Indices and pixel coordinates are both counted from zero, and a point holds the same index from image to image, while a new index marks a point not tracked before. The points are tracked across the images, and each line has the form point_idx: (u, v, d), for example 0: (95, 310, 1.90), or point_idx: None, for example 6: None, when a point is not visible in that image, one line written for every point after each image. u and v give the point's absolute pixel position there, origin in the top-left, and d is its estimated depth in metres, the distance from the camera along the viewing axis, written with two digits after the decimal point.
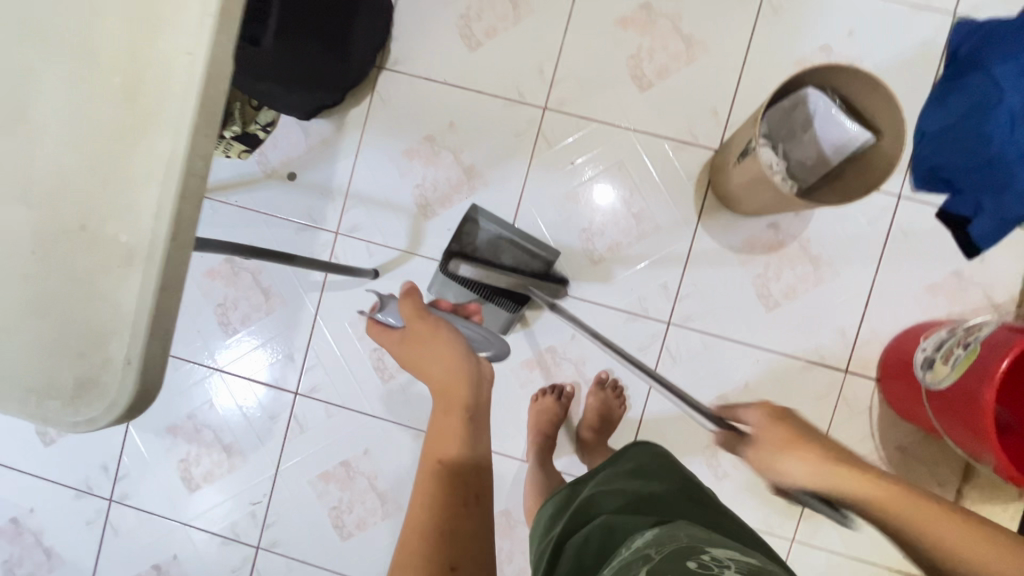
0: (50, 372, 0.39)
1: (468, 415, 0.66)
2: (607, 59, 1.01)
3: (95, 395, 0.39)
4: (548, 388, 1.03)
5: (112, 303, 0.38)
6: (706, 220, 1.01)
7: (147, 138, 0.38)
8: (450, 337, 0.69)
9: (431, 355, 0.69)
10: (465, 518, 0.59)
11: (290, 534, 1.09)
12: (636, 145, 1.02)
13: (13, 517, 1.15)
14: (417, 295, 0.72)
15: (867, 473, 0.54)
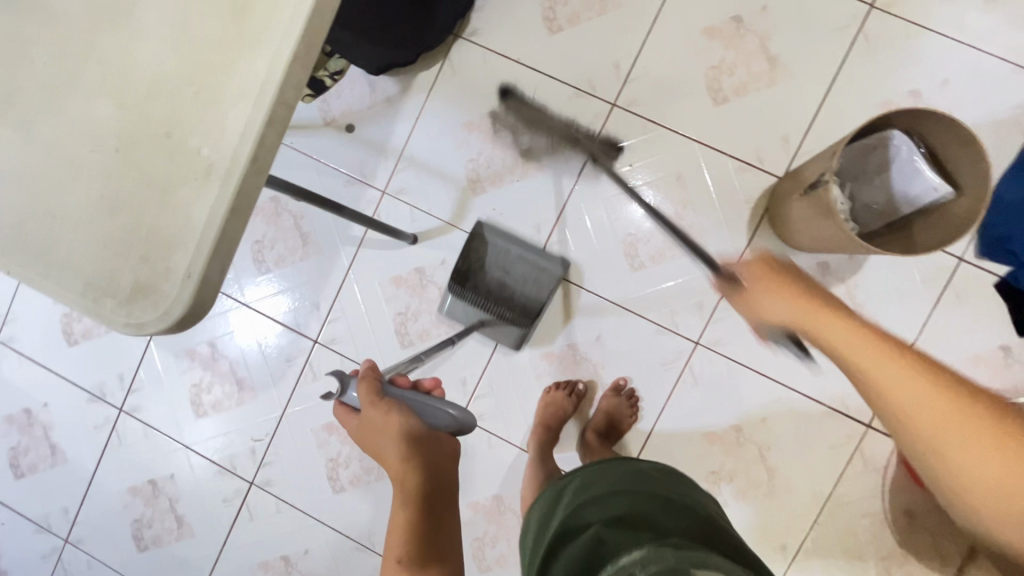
0: (110, 272, 0.40)
1: (424, 500, 0.63)
2: (686, 66, 0.99)
3: (150, 303, 0.39)
4: (562, 382, 1.03)
5: (183, 214, 0.39)
6: (756, 246, 0.99)
7: (246, 58, 0.38)
8: (402, 417, 0.64)
9: (384, 444, 0.64)
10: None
11: (285, 477, 1.11)
12: (698, 159, 0.99)
13: (26, 408, 1.18)
14: (374, 377, 0.66)
15: (848, 320, 0.52)
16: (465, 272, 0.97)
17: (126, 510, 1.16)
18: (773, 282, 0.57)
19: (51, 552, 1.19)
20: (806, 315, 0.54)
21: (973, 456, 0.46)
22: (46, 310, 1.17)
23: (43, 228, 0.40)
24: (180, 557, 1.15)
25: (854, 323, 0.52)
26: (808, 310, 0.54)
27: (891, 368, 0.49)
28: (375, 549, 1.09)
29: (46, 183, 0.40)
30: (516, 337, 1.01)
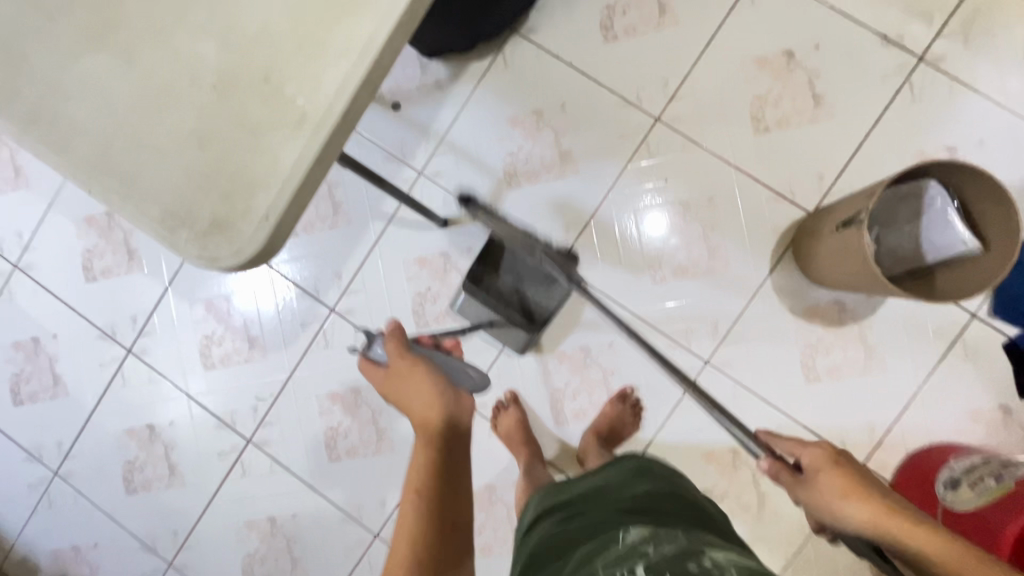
0: (189, 202, 0.41)
1: (447, 444, 0.62)
2: (733, 92, 1.01)
3: (226, 237, 0.40)
4: (505, 400, 1.05)
5: (269, 157, 0.40)
6: (777, 275, 1.01)
7: (352, 17, 0.39)
8: (430, 369, 0.65)
9: (411, 395, 0.65)
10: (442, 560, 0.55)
11: (283, 439, 1.12)
12: (733, 183, 1.01)
13: (34, 336, 1.19)
14: (400, 333, 0.68)
15: (910, 518, 0.57)
16: (480, 272, 0.99)
17: (120, 451, 1.17)
18: (845, 488, 0.60)
19: (38, 482, 1.19)
20: (875, 514, 0.58)
21: None
22: (68, 242, 1.17)
23: (131, 152, 0.41)
24: (167, 503, 1.15)
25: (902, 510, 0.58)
26: (872, 508, 0.58)
27: (932, 550, 0.55)
28: (361, 522, 1.10)
29: (140, 108, 0.41)
30: (522, 342, 1.03)
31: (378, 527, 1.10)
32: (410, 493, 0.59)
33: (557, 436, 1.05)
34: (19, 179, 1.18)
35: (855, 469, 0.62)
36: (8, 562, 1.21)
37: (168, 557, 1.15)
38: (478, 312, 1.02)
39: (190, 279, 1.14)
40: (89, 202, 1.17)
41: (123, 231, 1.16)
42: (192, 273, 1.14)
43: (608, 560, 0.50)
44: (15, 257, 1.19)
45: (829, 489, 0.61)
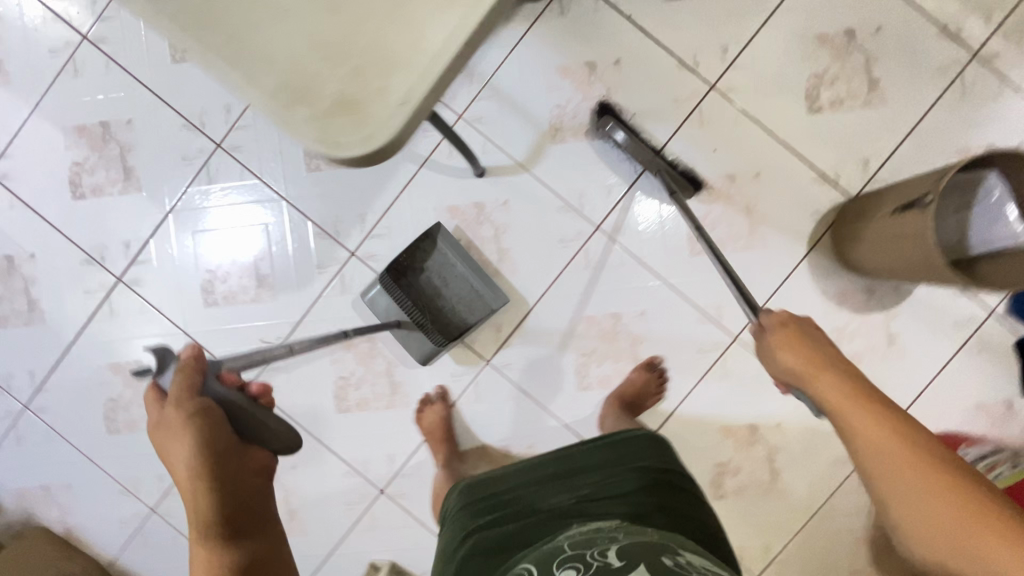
0: (313, 76, 0.36)
1: (224, 522, 0.67)
2: (791, 67, 0.99)
3: (351, 121, 0.35)
4: (431, 396, 1.04)
5: (413, 36, 0.35)
6: (814, 257, 1.01)
7: None
8: (193, 434, 0.65)
9: (174, 454, 0.66)
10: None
11: (288, 384, 1.06)
12: (781, 160, 1.00)
13: (7, 254, 1.06)
14: (185, 374, 0.65)
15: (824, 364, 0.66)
16: (403, 267, 1.00)
17: (104, 388, 1.08)
18: (810, 366, 0.66)
19: (4, 416, 1.09)
20: (829, 389, 0.64)
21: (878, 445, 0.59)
22: (53, 153, 1.05)
23: (249, 11, 0.36)
24: (155, 445, 1.08)
25: (875, 410, 0.61)
26: (820, 376, 0.65)
27: (846, 409, 0.62)
28: (367, 477, 1.06)
29: None
30: (427, 351, 1.02)
31: (384, 483, 1.06)
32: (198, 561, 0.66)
33: (578, 402, 1.04)
34: None
35: (835, 364, 0.66)
36: None
37: (152, 503, 1.08)
38: (392, 307, 1.01)
39: (196, 207, 1.05)
40: (81, 109, 1.04)
41: (119, 145, 1.04)
42: (198, 200, 1.05)
43: (561, 559, 0.58)
44: None
45: (791, 358, 0.68)
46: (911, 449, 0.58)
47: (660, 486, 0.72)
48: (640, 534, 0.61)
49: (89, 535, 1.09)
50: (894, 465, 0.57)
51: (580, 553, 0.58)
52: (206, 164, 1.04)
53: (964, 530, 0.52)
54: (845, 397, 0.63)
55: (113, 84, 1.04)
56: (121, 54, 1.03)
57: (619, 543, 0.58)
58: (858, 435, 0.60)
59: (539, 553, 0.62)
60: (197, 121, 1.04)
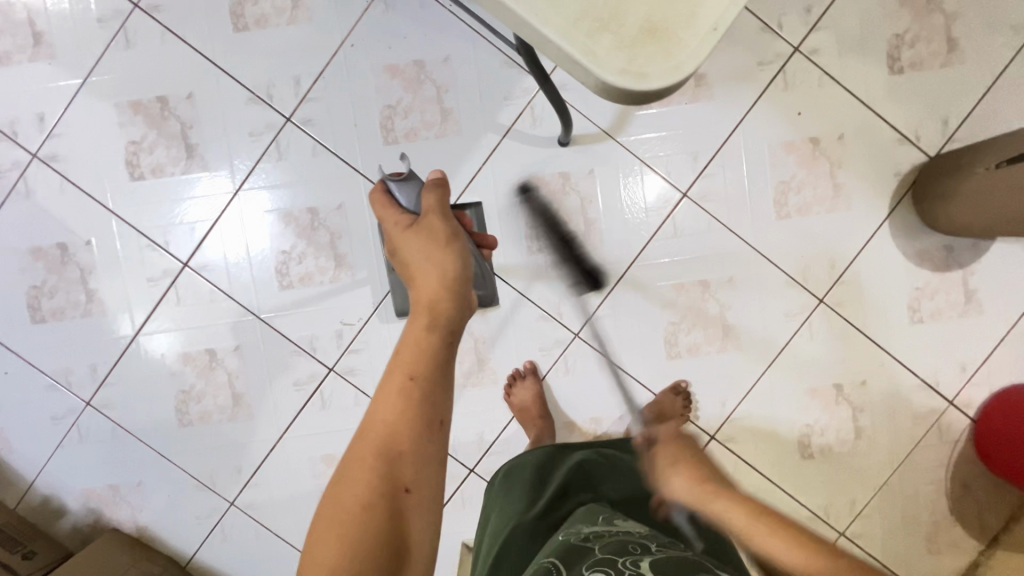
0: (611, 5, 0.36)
1: (448, 337, 0.61)
2: (872, 28, 0.99)
3: (643, 61, 0.36)
4: (521, 372, 1.02)
5: None
6: (896, 216, 1.02)
7: None
8: (453, 250, 0.63)
9: (419, 258, 0.63)
10: (418, 448, 0.54)
11: (371, 366, 1.02)
12: (863, 121, 1.01)
13: (60, 242, 1.00)
14: (443, 190, 0.66)
15: (673, 472, 0.72)
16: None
17: (173, 379, 1.03)
18: (678, 468, 0.72)
19: (65, 414, 1.03)
20: (699, 495, 0.68)
21: (763, 538, 0.61)
22: (107, 133, 0.99)
23: None
24: (230, 436, 1.03)
25: (730, 497, 0.67)
26: (701, 490, 0.69)
27: (716, 503, 0.67)
28: (456, 457, 1.04)
29: None
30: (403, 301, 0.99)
31: (474, 461, 1.04)
32: (393, 397, 0.56)
33: (669, 370, 1.03)
34: (41, 48, 0.97)
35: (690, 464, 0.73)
36: (27, 504, 1.05)
37: (230, 496, 1.04)
38: None
39: (264, 185, 1.00)
40: (135, 85, 0.98)
41: (180, 122, 0.98)
42: (269, 179, 1.00)
43: (592, 561, 0.61)
44: (36, 146, 0.99)
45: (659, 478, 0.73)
46: (777, 529, 0.61)
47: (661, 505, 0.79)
48: (671, 548, 0.64)
49: (164, 534, 1.05)
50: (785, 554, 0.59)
51: (612, 558, 0.61)
52: (276, 139, 0.99)
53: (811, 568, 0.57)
54: (702, 490, 0.69)
55: (170, 57, 0.97)
56: (177, 24, 0.97)
57: (652, 555, 0.61)
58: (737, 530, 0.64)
59: (566, 546, 0.67)
60: (264, 95, 0.98)
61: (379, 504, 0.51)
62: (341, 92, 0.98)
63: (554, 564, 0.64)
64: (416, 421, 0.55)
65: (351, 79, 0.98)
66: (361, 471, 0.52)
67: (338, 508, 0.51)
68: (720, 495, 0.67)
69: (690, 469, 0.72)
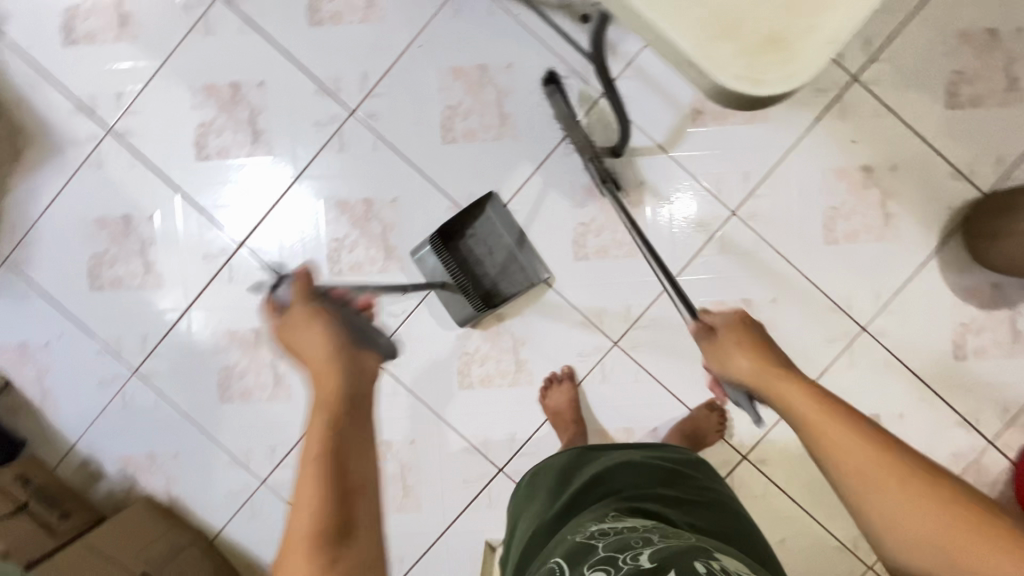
0: (735, 16, 0.38)
1: (341, 408, 0.66)
2: (933, 63, 1.00)
3: (765, 65, 0.38)
4: (556, 376, 1.03)
5: (821, 9, 0.38)
6: (945, 250, 1.02)
7: None
8: (327, 326, 0.73)
9: (305, 343, 0.72)
10: (331, 521, 0.55)
11: (411, 358, 1.05)
12: (918, 154, 1.01)
13: (125, 214, 1.04)
14: (308, 281, 0.76)
15: (797, 385, 0.67)
16: (452, 231, 1.00)
17: (219, 355, 1.05)
18: (779, 375, 0.69)
19: (111, 380, 1.06)
20: (816, 418, 0.62)
21: (852, 452, 0.59)
22: (180, 113, 1.03)
23: None
24: (268, 416, 1.05)
25: (838, 415, 0.62)
26: (808, 403, 0.64)
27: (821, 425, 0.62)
28: (487, 455, 1.05)
29: None
30: (465, 312, 1.01)
31: (504, 461, 1.05)
32: (317, 433, 0.63)
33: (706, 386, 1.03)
34: (126, 29, 1.02)
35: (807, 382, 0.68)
36: (66, 466, 1.08)
37: (262, 475, 1.06)
38: (438, 269, 1.01)
39: (324, 173, 1.03)
40: (212, 70, 1.02)
41: (249, 108, 1.02)
42: (329, 168, 1.03)
43: (594, 560, 0.60)
44: (111, 121, 1.04)
45: (771, 384, 0.68)
46: (879, 452, 0.58)
47: (675, 491, 0.76)
48: (676, 538, 0.62)
49: (194, 507, 1.07)
50: (883, 483, 0.56)
51: (613, 556, 0.59)
52: (339, 131, 1.02)
53: (888, 487, 0.56)
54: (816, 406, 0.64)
55: (246, 46, 1.02)
56: (256, 15, 1.01)
57: (653, 548, 0.59)
58: (826, 446, 0.60)
59: (574, 544, 0.66)
60: (332, 88, 1.02)
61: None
62: (406, 90, 1.02)
63: (561, 564, 0.63)
64: (339, 444, 0.61)
65: (415, 79, 1.02)
66: (306, 483, 0.58)
67: (298, 513, 0.56)
68: (839, 417, 0.62)
69: (794, 380, 0.67)
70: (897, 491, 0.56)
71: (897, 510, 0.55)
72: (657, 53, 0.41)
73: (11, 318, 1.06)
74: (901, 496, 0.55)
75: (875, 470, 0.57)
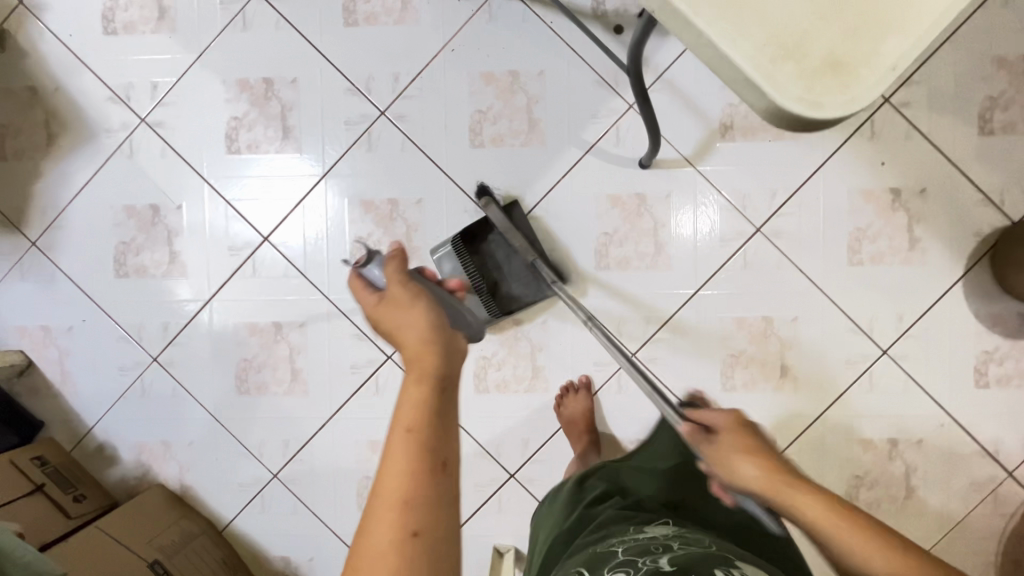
0: (791, 48, 0.40)
1: (440, 384, 0.59)
2: (966, 88, 0.99)
3: (818, 94, 0.40)
4: (571, 385, 1.03)
5: (871, 46, 0.40)
6: (970, 276, 1.01)
7: None
8: (427, 307, 0.66)
9: (401, 324, 0.65)
10: (419, 497, 0.52)
11: None
12: (948, 178, 1.00)
13: (153, 203, 1.05)
14: (403, 260, 0.70)
15: (764, 467, 0.68)
16: (474, 233, 1.00)
17: (238, 347, 1.06)
18: (745, 452, 0.70)
19: (131, 367, 1.07)
20: (771, 485, 0.67)
21: (845, 538, 0.61)
22: (213, 106, 1.04)
23: None
24: (284, 410, 1.06)
25: (808, 495, 0.65)
26: (771, 480, 0.67)
27: (801, 504, 0.65)
28: (499, 460, 1.05)
29: None
30: (480, 315, 1.02)
31: (515, 467, 1.04)
32: (407, 425, 0.56)
33: (722, 402, 1.03)
34: (164, 21, 1.04)
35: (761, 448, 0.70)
36: (83, 449, 1.09)
37: (274, 468, 1.06)
38: (457, 270, 1.02)
39: (351, 172, 1.04)
40: (246, 65, 1.03)
41: (281, 103, 1.03)
42: (357, 167, 1.04)
43: (614, 564, 0.60)
44: (145, 111, 1.05)
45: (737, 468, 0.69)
46: (859, 529, 0.61)
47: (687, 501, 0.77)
48: (695, 544, 0.62)
49: (206, 497, 1.07)
50: (885, 571, 0.58)
51: (633, 559, 0.59)
52: (368, 130, 1.03)
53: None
54: (777, 483, 0.67)
55: (281, 43, 1.03)
56: (293, 13, 1.03)
57: (673, 553, 0.59)
58: (820, 534, 0.63)
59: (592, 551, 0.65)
60: (363, 88, 1.03)
61: (392, 555, 0.50)
62: (436, 93, 1.02)
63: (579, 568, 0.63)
64: (432, 430, 0.56)
65: (446, 82, 1.02)
66: (390, 495, 0.52)
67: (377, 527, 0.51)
68: (810, 492, 0.65)
69: (756, 454, 0.69)
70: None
71: None
72: (718, 77, 0.43)
73: (37, 300, 1.08)
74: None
75: (873, 555, 0.59)
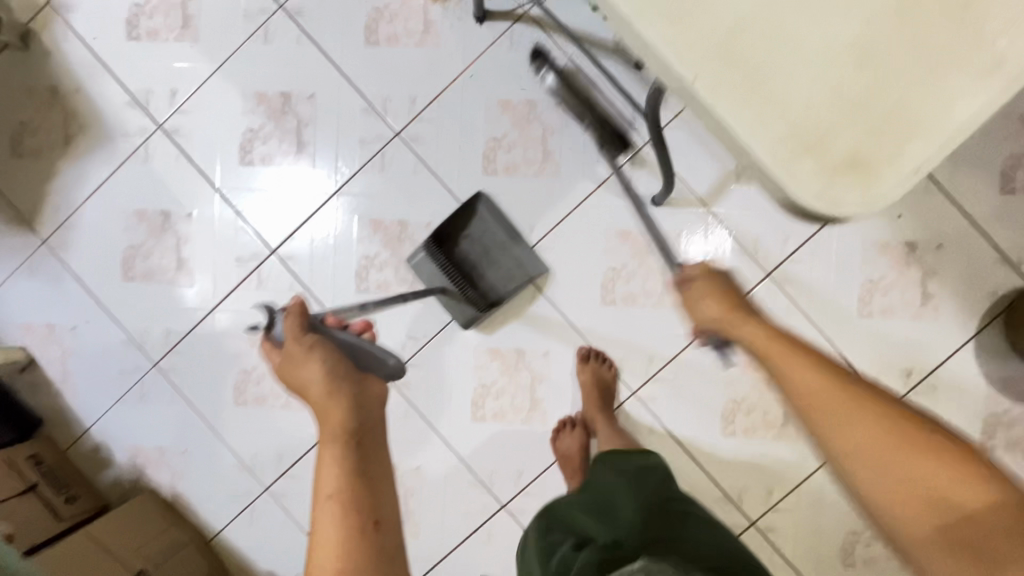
0: (814, 150, 0.43)
1: (352, 437, 0.62)
2: (991, 146, 0.98)
3: (837, 192, 0.43)
4: (567, 421, 1.02)
5: (891, 151, 0.43)
6: (983, 336, 0.99)
7: (992, 44, 0.43)
8: (326, 355, 0.65)
9: (308, 382, 0.65)
10: (355, 556, 0.56)
11: (427, 383, 1.05)
12: (966, 235, 0.98)
13: (164, 210, 1.06)
14: (302, 312, 0.66)
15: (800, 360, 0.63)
16: (445, 235, 0.99)
17: (238, 358, 1.06)
18: (766, 337, 0.66)
19: (131, 371, 1.08)
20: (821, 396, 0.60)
21: (851, 424, 0.58)
22: (230, 117, 1.05)
23: (776, 81, 0.43)
24: (279, 424, 1.06)
25: (834, 386, 0.60)
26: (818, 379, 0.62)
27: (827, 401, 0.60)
28: (491, 490, 1.04)
29: (794, 49, 0.43)
30: (468, 317, 1.01)
31: (507, 497, 1.04)
32: (329, 499, 0.59)
33: (721, 446, 1.01)
34: (188, 30, 1.04)
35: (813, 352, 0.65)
36: (78, 450, 1.09)
37: (266, 482, 1.06)
38: (437, 276, 1.00)
39: (362, 190, 1.04)
40: (265, 78, 1.04)
41: (297, 118, 1.03)
42: (368, 185, 1.04)
43: None
44: (162, 118, 1.06)
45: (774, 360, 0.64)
46: (873, 416, 0.58)
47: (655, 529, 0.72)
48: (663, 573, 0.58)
49: (196, 506, 1.07)
50: (880, 453, 0.56)
51: None
52: (382, 150, 1.03)
53: (885, 456, 0.56)
54: (830, 388, 0.61)
55: (301, 59, 1.03)
56: (316, 30, 1.03)
57: None
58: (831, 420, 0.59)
59: None
60: (380, 108, 1.03)
61: None
62: (452, 117, 1.02)
63: None
64: (349, 489, 0.59)
65: (463, 107, 1.02)
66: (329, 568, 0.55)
67: None
68: (855, 397, 0.60)
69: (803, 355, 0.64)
70: (906, 459, 0.55)
71: (887, 460, 0.56)
72: (745, 164, 0.47)
73: (43, 298, 1.08)
74: (911, 465, 0.55)
75: (883, 443, 0.57)
